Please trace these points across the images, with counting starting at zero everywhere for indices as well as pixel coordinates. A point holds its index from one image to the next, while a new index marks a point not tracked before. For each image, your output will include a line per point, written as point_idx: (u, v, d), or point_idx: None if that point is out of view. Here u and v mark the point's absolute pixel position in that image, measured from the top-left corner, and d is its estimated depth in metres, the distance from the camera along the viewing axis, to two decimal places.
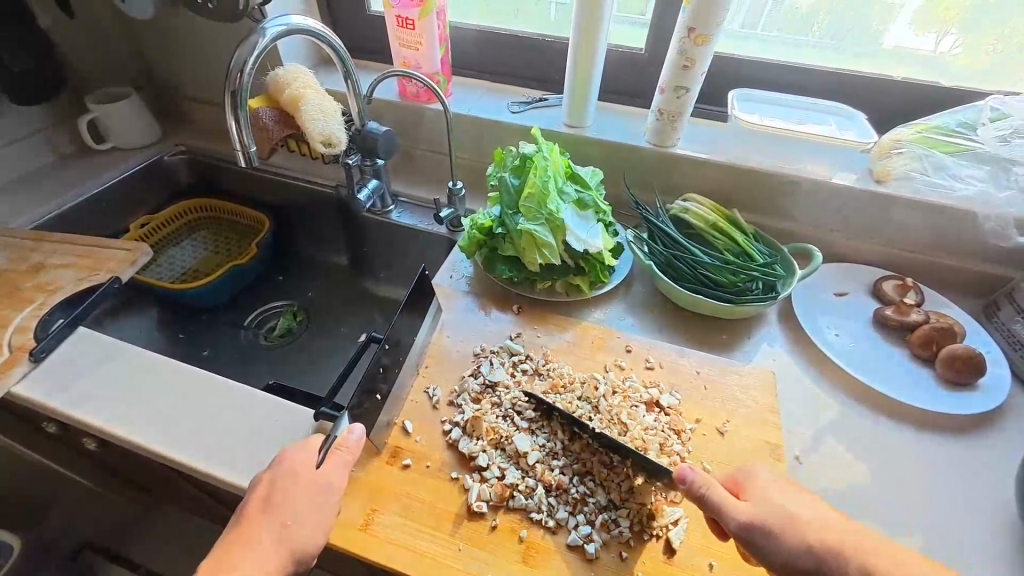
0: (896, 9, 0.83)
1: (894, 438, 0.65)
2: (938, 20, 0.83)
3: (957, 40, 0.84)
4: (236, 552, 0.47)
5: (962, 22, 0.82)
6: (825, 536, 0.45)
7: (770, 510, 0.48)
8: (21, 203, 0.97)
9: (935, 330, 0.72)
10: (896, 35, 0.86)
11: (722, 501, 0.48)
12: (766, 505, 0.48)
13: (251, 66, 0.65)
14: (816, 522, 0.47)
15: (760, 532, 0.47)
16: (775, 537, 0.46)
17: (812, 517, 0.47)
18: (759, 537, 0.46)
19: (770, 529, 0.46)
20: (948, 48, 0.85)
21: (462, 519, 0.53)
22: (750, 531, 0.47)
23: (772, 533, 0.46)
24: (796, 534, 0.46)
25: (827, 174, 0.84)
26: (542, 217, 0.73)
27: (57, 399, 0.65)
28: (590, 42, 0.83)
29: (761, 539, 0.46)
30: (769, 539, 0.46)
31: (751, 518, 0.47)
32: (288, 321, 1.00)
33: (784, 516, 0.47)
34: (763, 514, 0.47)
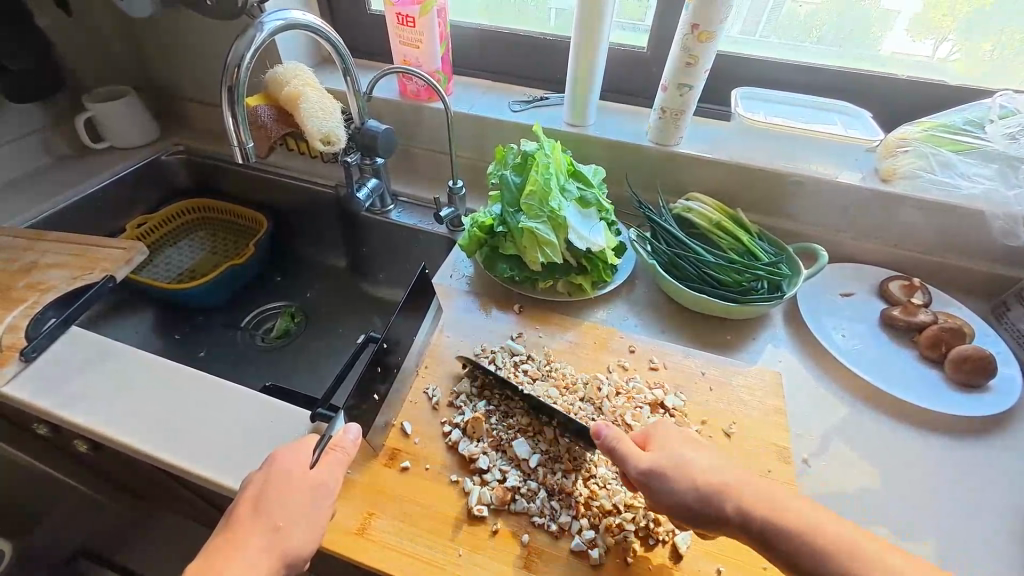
0: (891, 14, 0.83)
1: (903, 440, 0.64)
2: (935, 25, 0.82)
3: (953, 46, 0.84)
4: (226, 557, 0.45)
5: (959, 28, 0.81)
6: (711, 479, 0.49)
7: (668, 457, 0.51)
8: (19, 202, 0.96)
9: (943, 331, 0.71)
10: (891, 41, 0.86)
11: (628, 452, 0.51)
12: (663, 452, 0.51)
13: (248, 60, 0.64)
14: (706, 468, 0.50)
15: (657, 475, 0.49)
16: (667, 478, 0.49)
17: (706, 465, 0.50)
18: (655, 479, 0.49)
19: (666, 470, 0.49)
20: (944, 54, 0.85)
21: (462, 523, 0.52)
22: (648, 475, 0.49)
23: (664, 474, 0.49)
24: (685, 477, 0.49)
25: (832, 173, 0.83)
26: (543, 215, 0.72)
27: (46, 400, 0.63)
28: (591, 40, 0.82)
29: (657, 481, 0.49)
30: (664, 478, 0.49)
31: (652, 463, 0.50)
32: (285, 322, 0.98)
33: (677, 462, 0.50)
34: (659, 459, 0.50)
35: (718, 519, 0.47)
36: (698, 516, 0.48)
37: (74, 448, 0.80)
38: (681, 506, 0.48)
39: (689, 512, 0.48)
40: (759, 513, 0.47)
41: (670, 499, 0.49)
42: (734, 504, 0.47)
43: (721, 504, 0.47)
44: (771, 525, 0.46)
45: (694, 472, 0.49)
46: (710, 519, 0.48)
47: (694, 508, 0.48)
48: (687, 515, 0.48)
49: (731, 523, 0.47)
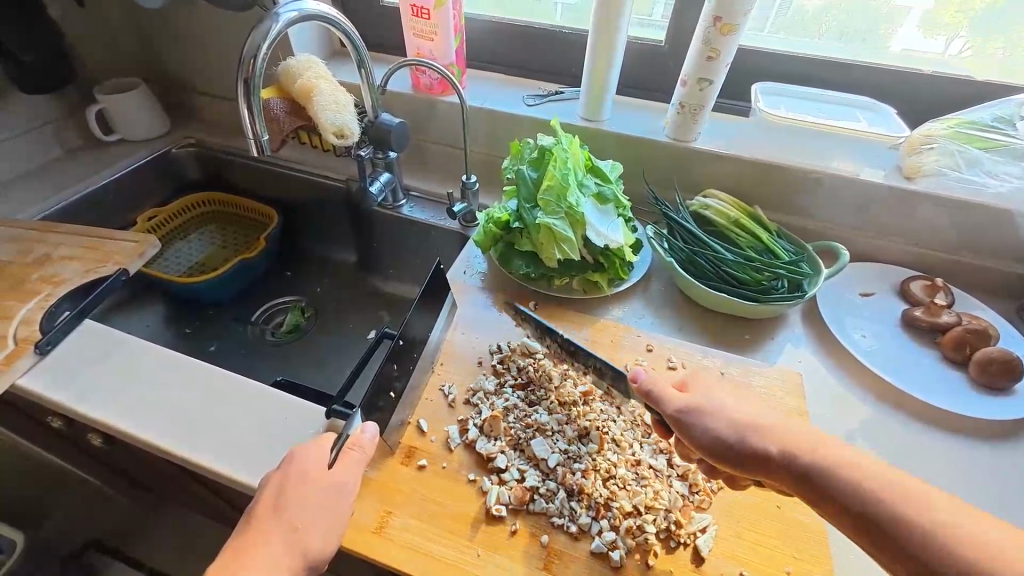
0: (904, 10, 0.83)
1: (926, 443, 0.63)
2: (946, 23, 0.82)
3: (965, 44, 0.83)
4: (245, 556, 0.45)
5: (970, 25, 0.81)
6: (751, 418, 0.49)
7: (708, 400, 0.51)
8: (30, 195, 0.96)
9: (967, 333, 0.69)
10: (903, 38, 0.85)
11: (669, 396, 0.52)
12: (704, 395, 0.52)
13: (264, 52, 0.63)
14: (741, 410, 0.50)
15: (695, 412, 0.50)
16: (705, 416, 0.50)
17: (746, 408, 0.50)
18: (693, 419, 0.50)
19: (705, 409, 0.50)
20: (956, 51, 0.84)
21: (480, 523, 0.51)
22: (687, 412, 0.50)
23: (703, 413, 0.50)
24: (722, 414, 0.50)
25: (854, 170, 0.81)
26: (561, 211, 0.71)
27: (60, 393, 0.63)
28: (609, 32, 0.80)
29: (695, 419, 0.50)
30: (702, 416, 0.50)
31: (690, 402, 0.51)
32: (296, 317, 0.99)
33: (715, 403, 0.51)
34: (700, 399, 0.51)
35: (751, 453, 0.47)
36: (729, 451, 0.48)
37: (87, 442, 0.80)
38: (717, 441, 0.49)
39: (723, 447, 0.48)
40: (790, 446, 0.46)
41: (706, 435, 0.49)
42: (768, 437, 0.48)
43: (755, 440, 0.48)
44: (798, 456, 0.46)
45: (732, 413, 0.50)
46: (744, 455, 0.48)
47: (729, 443, 0.48)
48: (719, 449, 0.49)
49: (765, 458, 0.47)
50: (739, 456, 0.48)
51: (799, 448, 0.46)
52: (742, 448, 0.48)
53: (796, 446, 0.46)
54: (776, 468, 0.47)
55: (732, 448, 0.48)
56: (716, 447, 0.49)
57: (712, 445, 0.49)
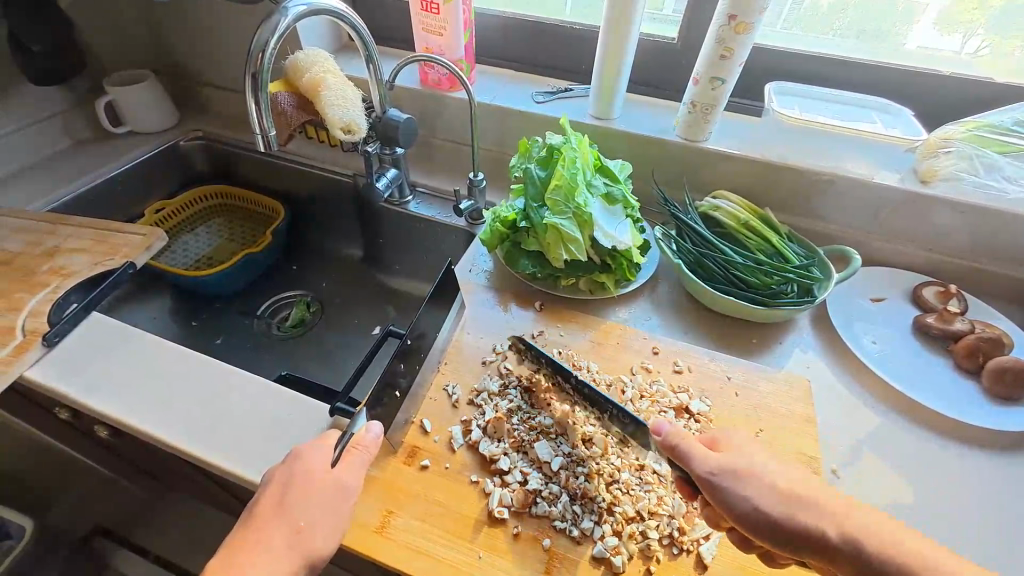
0: (924, 7, 0.81)
1: (936, 453, 0.62)
2: (966, 20, 0.80)
3: (984, 42, 0.81)
4: (246, 555, 0.45)
5: (990, 23, 0.79)
6: (794, 486, 0.47)
7: (746, 464, 0.48)
8: (39, 185, 0.96)
9: (981, 341, 0.68)
10: (920, 36, 0.83)
11: (699, 453, 0.49)
12: (741, 457, 0.49)
13: (272, 46, 0.63)
14: (783, 475, 0.48)
15: (731, 477, 0.47)
16: (742, 482, 0.47)
17: (787, 473, 0.48)
18: (726, 482, 0.47)
19: (741, 473, 0.47)
20: (973, 50, 0.82)
21: (482, 525, 0.51)
22: (720, 475, 0.48)
23: (739, 479, 0.47)
24: (762, 482, 0.47)
25: (869, 173, 0.80)
26: (568, 211, 0.70)
27: (67, 385, 0.63)
28: (621, 29, 0.79)
29: (731, 484, 0.47)
30: (739, 482, 0.47)
31: (725, 464, 0.48)
32: (301, 312, 0.98)
33: (754, 466, 0.48)
34: (737, 461, 0.48)
35: (804, 533, 0.44)
36: (776, 528, 0.45)
37: (94, 432, 0.81)
38: (759, 514, 0.45)
39: (765, 521, 0.45)
40: (846, 529, 0.44)
41: (746, 506, 0.46)
42: (819, 516, 0.45)
43: (804, 518, 0.45)
44: (858, 542, 0.43)
45: (775, 482, 0.47)
46: (794, 533, 0.45)
47: (773, 517, 0.45)
48: (763, 523, 0.45)
49: (818, 539, 0.44)
50: (789, 535, 0.45)
51: (859, 531, 0.43)
52: (793, 526, 0.45)
53: (856, 531, 0.43)
54: (830, 552, 0.44)
55: (780, 524, 0.45)
56: (759, 523, 0.45)
57: (757, 519, 0.45)
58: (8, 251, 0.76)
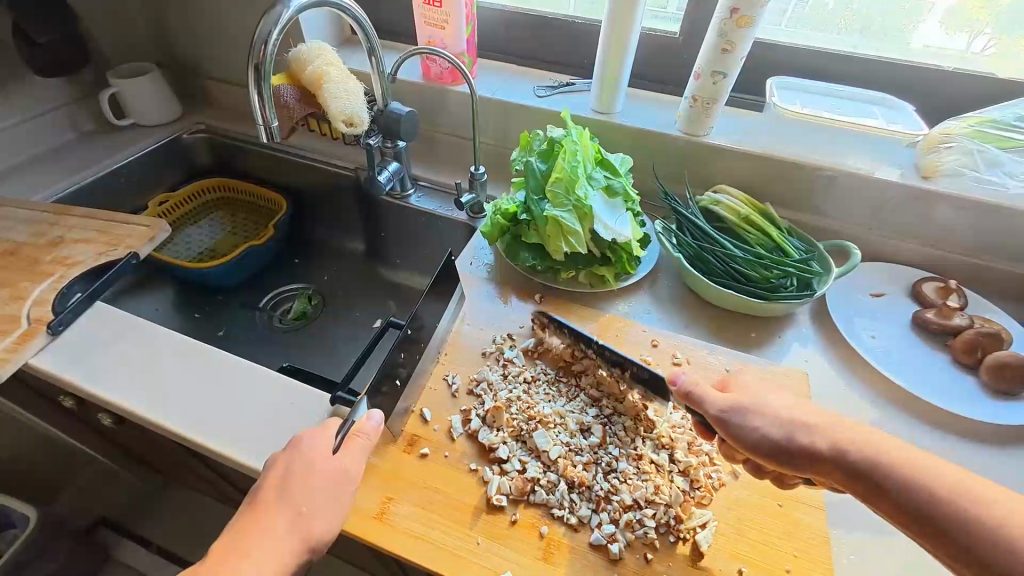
0: (929, 4, 0.80)
1: (935, 446, 0.62)
2: (971, 18, 0.80)
3: (989, 41, 0.81)
4: (248, 538, 0.45)
5: (996, 22, 0.79)
6: (796, 415, 0.49)
7: (752, 399, 0.52)
8: (44, 176, 0.97)
9: (981, 336, 0.68)
10: (925, 34, 0.83)
11: (709, 394, 0.53)
12: (747, 394, 0.53)
13: (275, 38, 0.63)
14: (786, 406, 0.50)
15: (737, 411, 0.51)
16: (748, 413, 0.50)
17: (792, 405, 0.50)
18: (737, 417, 0.51)
19: (748, 407, 0.51)
20: (978, 49, 0.82)
21: (481, 512, 0.51)
22: (730, 412, 0.51)
23: (747, 412, 0.51)
24: (765, 413, 0.50)
25: (870, 168, 0.80)
26: (569, 204, 0.71)
27: (72, 373, 0.64)
28: (624, 21, 0.79)
29: (738, 417, 0.51)
30: (744, 415, 0.51)
31: (733, 401, 0.52)
32: (302, 305, 1.00)
33: (757, 400, 0.52)
34: (744, 398, 0.52)
35: (801, 450, 0.47)
36: (779, 450, 0.48)
37: (98, 421, 0.81)
38: (763, 440, 0.49)
39: (772, 446, 0.48)
40: (839, 442, 0.46)
41: (751, 434, 0.50)
42: (816, 435, 0.47)
43: (804, 438, 0.48)
44: (848, 452, 0.45)
45: (777, 411, 0.50)
46: (794, 453, 0.48)
47: (778, 442, 0.48)
48: (768, 448, 0.49)
49: (815, 456, 0.47)
50: (792, 457, 0.48)
51: (850, 445, 0.46)
52: (793, 447, 0.48)
53: (848, 444, 0.46)
54: (828, 466, 0.46)
55: (781, 447, 0.48)
56: (768, 448, 0.49)
57: (762, 445, 0.49)
58: (13, 242, 0.77)
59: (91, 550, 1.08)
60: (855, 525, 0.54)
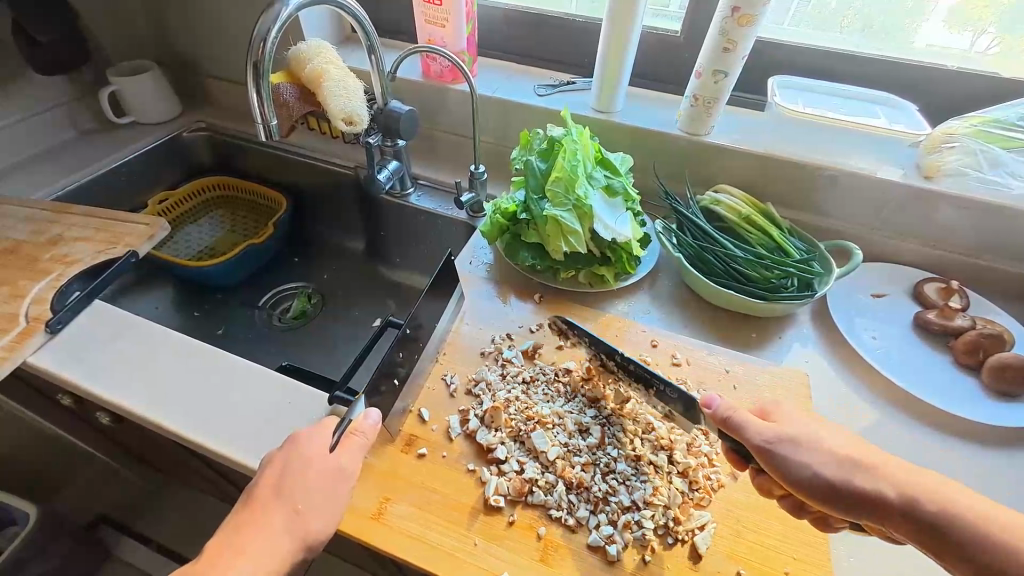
0: (932, 4, 0.80)
1: (935, 448, 0.62)
2: (976, 16, 0.79)
3: (993, 41, 0.81)
4: (244, 536, 0.45)
5: (1000, 21, 0.78)
6: (852, 452, 0.47)
7: (803, 432, 0.49)
8: (44, 174, 0.97)
9: (982, 337, 0.67)
10: (928, 33, 0.83)
11: (755, 425, 0.50)
12: (796, 425, 0.50)
13: (274, 36, 0.63)
14: (841, 443, 0.48)
15: (789, 444, 0.48)
16: (799, 448, 0.48)
17: (845, 441, 0.48)
18: (783, 450, 0.48)
19: (800, 441, 0.48)
20: (982, 49, 0.82)
21: (478, 512, 0.51)
22: (777, 443, 0.49)
23: (797, 445, 0.48)
24: (820, 449, 0.48)
25: (871, 168, 0.79)
26: (568, 203, 0.70)
27: (70, 370, 0.64)
28: (625, 20, 0.78)
29: (788, 450, 0.48)
30: (796, 449, 0.48)
31: (780, 433, 0.49)
32: (302, 304, 1.00)
33: (809, 434, 0.49)
34: (792, 430, 0.49)
35: (859, 493, 0.45)
36: (833, 490, 0.46)
37: (97, 419, 0.81)
38: (815, 479, 0.46)
39: (825, 485, 0.46)
40: (902, 487, 0.44)
41: (803, 471, 0.47)
42: (877, 477, 0.45)
43: (860, 479, 0.45)
44: (911, 497, 0.43)
45: (832, 448, 0.48)
46: (850, 496, 0.45)
47: (831, 481, 0.46)
48: (822, 487, 0.46)
49: (873, 499, 0.44)
50: (843, 497, 0.45)
51: (916, 492, 0.43)
52: (847, 488, 0.45)
53: (914, 491, 0.43)
54: (890, 514, 0.43)
55: (836, 487, 0.46)
56: (818, 486, 0.46)
57: (812, 483, 0.46)
58: (12, 240, 0.77)
59: (91, 548, 1.09)
60: (853, 526, 0.54)
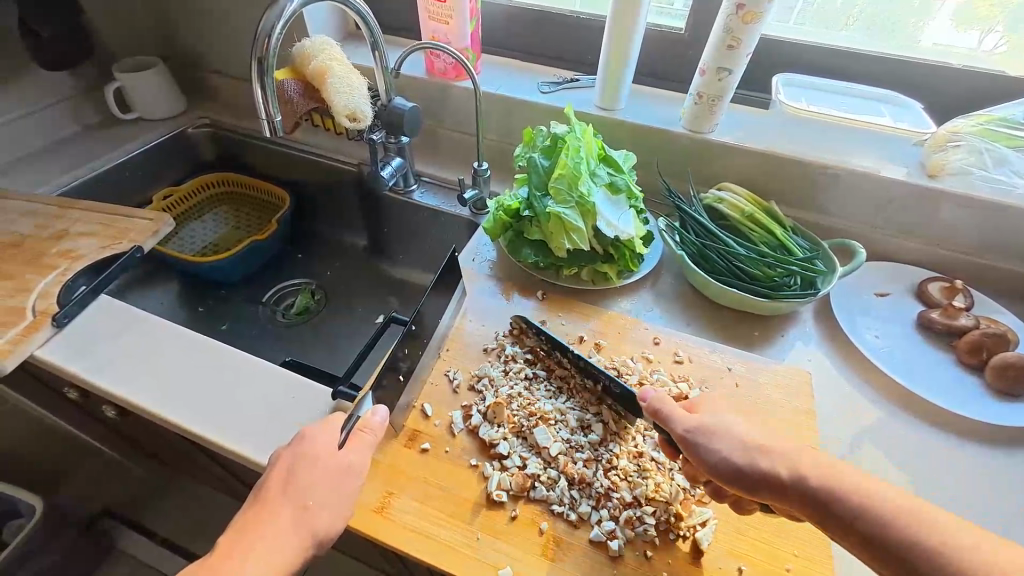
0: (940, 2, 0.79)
1: (935, 446, 0.62)
2: (981, 15, 0.79)
3: (1001, 39, 0.80)
4: (254, 530, 0.46)
5: (1007, 20, 0.78)
6: (756, 437, 0.48)
7: (715, 420, 0.51)
8: (50, 169, 0.97)
9: (986, 337, 0.67)
10: (935, 32, 0.82)
11: (676, 413, 0.52)
12: (710, 414, 0.52)
13: (278, 31, 0.63)
14: (750, 431, 0.49)
15: (703, 433, 0.50)
16: (712, 436, 0.49)
17: (754, 429, 0.49)
18: (699, 438, 0.50)
19: (710, 428, 0.50)
20: (989, 47, 0.81)
21: (481, 507, 0.51)
22: (694, 432, 0.50)
23: (708, 433, 0.50)
24: (730, 436, 0.49)
25: (875, 166, 0.79)
26: (571, 200, 0.70)
27: (77, 364, 0.65)
28: (629, 18, 0.78)
29: (700, 440, 0.49)
30: (711, 438, 0.49)
31: (697, 422, 0.50)
32: (305, 300, 1.00)
33: (720, 422, 0.50)
34: (708, 418, 0.51)
35: (762, 476, 0.46)
36: (739, 476, 0.47)
37: (102, 413, 0.82)
38: (724, 464, 0.48)
39: (733, 471, 0.47)
40: (799, 468, 0.45)
41: (712, 456, 0.48)
42: (778, 460, 0.46)
43: (764, 463, 0.46)
44: (807, 479, 0.44)
45: (741, 434, 0.49)
46: (753, 479, 0.46)
47: (738, 466, 0.47)
48: (728, 472, 0.47)
49: (776, 482, 0.45)
50: (754, 483, 0.46)
51: (811, 474, 0.45)
52: (754, 472, 0.46)
53: (806, 472, 0.45)
54: (789, 495, 0.45)
55: (741, 472, 0.47)
56: (726, 471, 0.47)
57: (722, 468, 0.47)
58: (18, 234, 0.77)
59: (96, 541, 1.10)
60: None
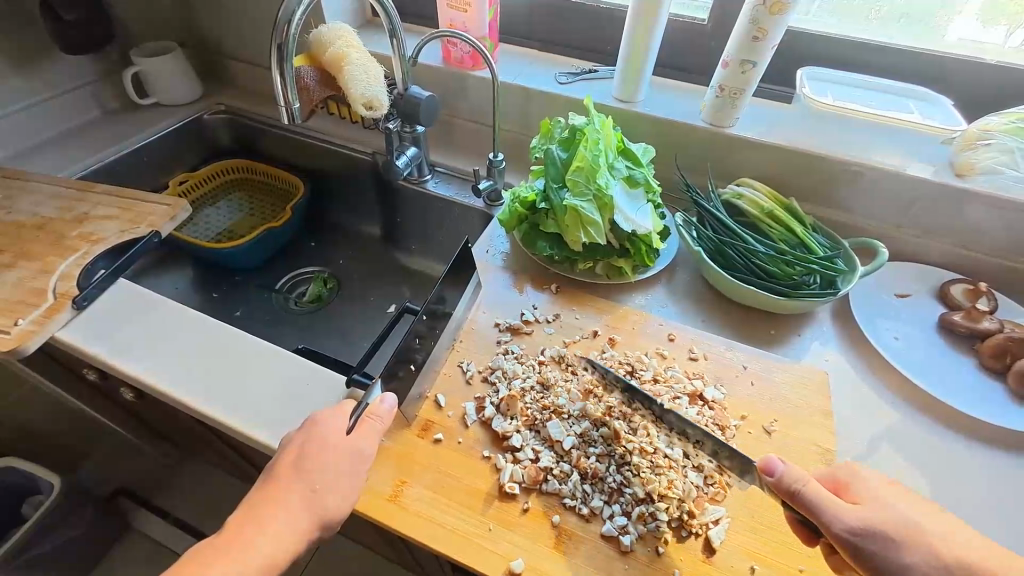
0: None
1: (956, 453, 0.60)
2: (1010, 11, 0.76)
3: None
4: (266, 509, 0.46)
5: None
6: (956, 552, 0.43)
7: (896, 522, 0.44)
8: (69, 153, 0.98)
9: (1011, 341, 0.66)
10: (959, 27, 0.80)
11: (841, 511, 0.44)
12: (886, 513, 0.44)
13: (298, 17, 0.62)
14: (945, 539, 0.43)
15: (879, 541, 0.43)
16: (898, 546, 0.43)
17: (944, 535, 0.44)
18: (877, 547, 0.43)
19: (893, 537, 0.43)
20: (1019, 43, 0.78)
21: (493, 498, 0.52)
22: (867, 538, 0.43)
23: (893, 543, 0.43)
24: (921, 546, 0.43)
25: (901, 164, 0.77)
26: (589, 193, 0.69)
27: (97, 346, 0.66)
28: (650, 11, 0.77)
29: (885, 549, 0.43)
30: (895, 548, 0.43)
31: (870, 523, 0.44)
32: (318, 288, 1.00)
33: (909, 529, 0.44)
34: (886, 522, 0.44)
35: None
36: None
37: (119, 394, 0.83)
38: None
39: None
40: None
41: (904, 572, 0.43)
42: None
43: None
44: None
45: (935, 544, 0.43)
46: None
47: None
48: None
49: None
50: None
51: None
52: None
53: None
54: None
55: None
56: None
57: None
58: (40, 218, 0.78)
59: (111, 520, 1.12)
60: None
